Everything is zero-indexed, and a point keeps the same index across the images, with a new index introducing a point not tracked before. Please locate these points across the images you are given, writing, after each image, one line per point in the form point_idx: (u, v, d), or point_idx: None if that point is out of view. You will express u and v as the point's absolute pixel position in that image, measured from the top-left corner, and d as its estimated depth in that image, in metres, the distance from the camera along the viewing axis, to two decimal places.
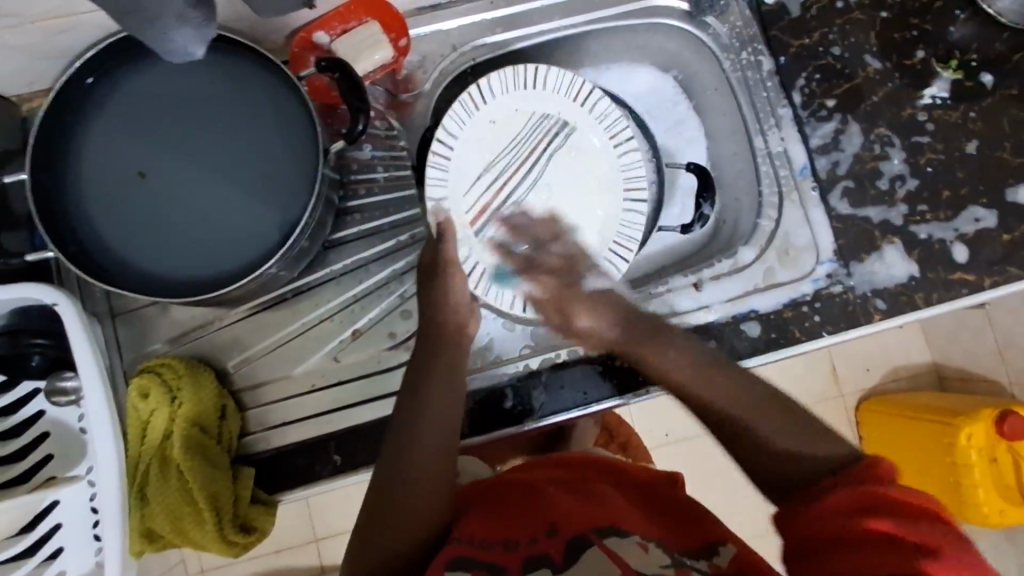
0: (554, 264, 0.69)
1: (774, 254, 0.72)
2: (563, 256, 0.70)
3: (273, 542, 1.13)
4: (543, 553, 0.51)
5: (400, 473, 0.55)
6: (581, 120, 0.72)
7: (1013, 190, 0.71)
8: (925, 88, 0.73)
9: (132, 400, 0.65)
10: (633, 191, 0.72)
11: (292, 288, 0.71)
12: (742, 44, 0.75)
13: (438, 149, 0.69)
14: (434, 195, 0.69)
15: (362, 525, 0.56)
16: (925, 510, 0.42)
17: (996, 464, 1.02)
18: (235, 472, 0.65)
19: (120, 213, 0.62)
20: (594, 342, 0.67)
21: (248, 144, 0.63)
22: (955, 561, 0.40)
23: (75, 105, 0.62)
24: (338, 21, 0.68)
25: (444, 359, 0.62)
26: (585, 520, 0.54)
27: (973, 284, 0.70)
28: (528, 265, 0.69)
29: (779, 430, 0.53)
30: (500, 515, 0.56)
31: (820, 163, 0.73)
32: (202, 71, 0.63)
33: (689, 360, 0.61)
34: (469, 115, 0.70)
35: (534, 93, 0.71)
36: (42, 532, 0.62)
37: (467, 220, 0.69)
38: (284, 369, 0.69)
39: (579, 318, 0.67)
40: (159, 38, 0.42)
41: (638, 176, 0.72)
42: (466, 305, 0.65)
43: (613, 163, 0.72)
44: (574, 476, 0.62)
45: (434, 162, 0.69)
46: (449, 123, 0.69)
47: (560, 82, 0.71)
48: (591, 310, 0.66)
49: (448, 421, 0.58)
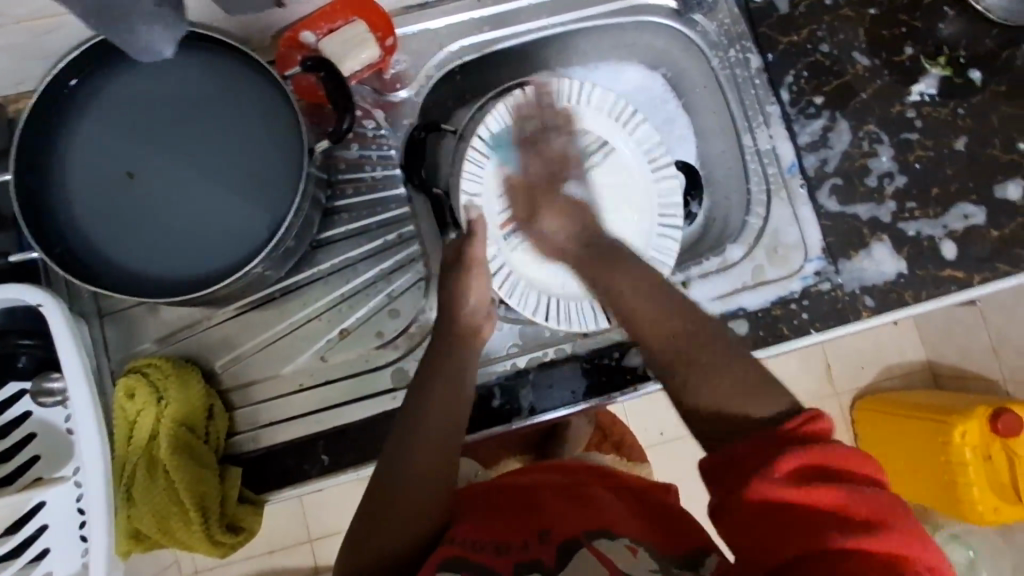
0: (546, 154, 0.68)
1: (763, 252, 0.72)
2: (558, 151, 0.68)
3: (267, 542, 1.13)
4: (534, 558, 0.51)
5: (392, 475, 0.55)
6: (623, 143, 0.70)
7: (1002, 186, 0.71)
8: (914, 85, 0.73)
9: (119, 400, 0.65)
10: (668, 217, 0.70)
11: (280, 287, 0.71)
12: (730, 41, 0.75)
13: (475, 149, 0.66)
14: (469, 190, 0.66)
15: (356, 526, 0.55)
16: (863, 478, 0.43)
17: (991, 461, 1.01)
18: (223, 472, 0.65)
19: (106, 212, 0.61)
20: (554, 247, 0.66)
21: (235, 143, 0.63)
22: (897, 534, 0.41)
23: (60, 106, 0.62)
24: (325, 20, 0.68)
25: (454, 360, 0.60)
26: (578, 525, 0.53)
27: (962, 281, 0.69)
28: (525, 140, 0.68)
29: (715, 388, 0.51)
30: (493, 519, 0.56)
31: (809, 160, 0.73)
32: (189, 70, 0.63)
33: (653, 296, 0.57)
34: (511, 120, 0.67)
35: (584, 110, 0.69)
36: (29, 533, 0.62)
37: (497, 221, 0.67)
38: (272, 368, 0.69)
39: (549, 224, 0.66)
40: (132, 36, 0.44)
41: (675, 204, 0.70)
42: (482, 308, 0.64)
43: (651, 185, 0.70)
44: (570, 481, 0.62)
45: (470, 161, 0.66)
46: (490, 124, 0.66)
47: (607, 100, 0.69)
48: (559, 214, 0.66)
49: (451, 423, 0.57)
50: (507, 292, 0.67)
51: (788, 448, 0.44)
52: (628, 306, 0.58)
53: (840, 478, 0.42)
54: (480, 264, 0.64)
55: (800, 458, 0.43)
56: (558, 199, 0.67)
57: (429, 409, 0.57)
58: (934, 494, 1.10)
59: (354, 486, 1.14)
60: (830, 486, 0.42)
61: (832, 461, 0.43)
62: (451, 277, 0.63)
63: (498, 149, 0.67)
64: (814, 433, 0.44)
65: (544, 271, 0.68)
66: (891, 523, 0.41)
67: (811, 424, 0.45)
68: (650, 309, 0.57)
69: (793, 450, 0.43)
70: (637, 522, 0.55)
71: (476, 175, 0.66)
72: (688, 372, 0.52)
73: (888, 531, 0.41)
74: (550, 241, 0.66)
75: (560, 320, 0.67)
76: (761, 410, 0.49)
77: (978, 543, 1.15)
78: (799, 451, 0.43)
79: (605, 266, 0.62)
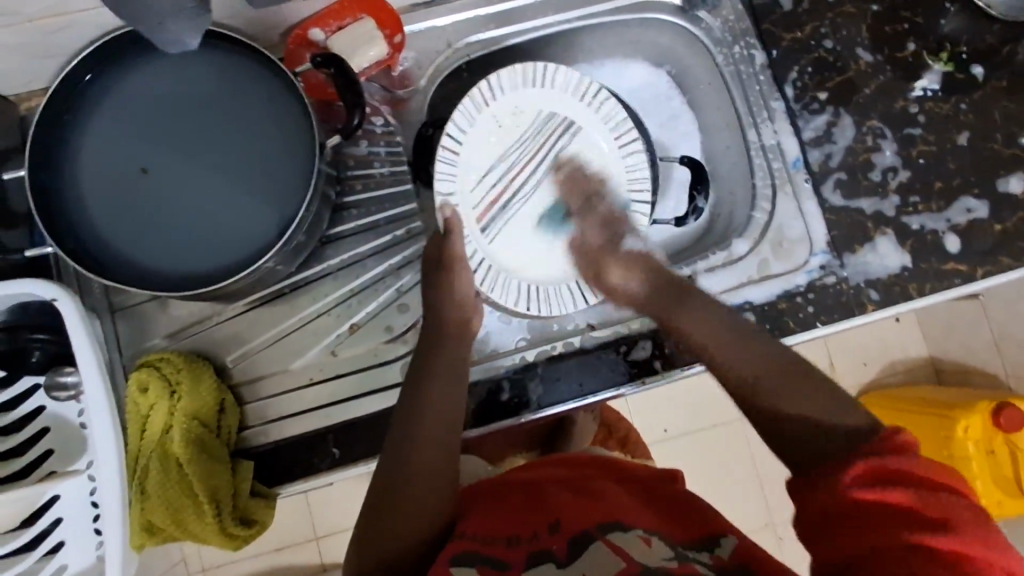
0: (601, 213, 0.72)
1: (768, 246, 0.73)
2: (608, 215, 0.72)
3: (274, 540, 1.13)
4: (545, 548, 0.51)
5: (398, 473, 0.55)
6: (588, 120, 0.73)
7: (1004, 180, 0.72)
8: (916, 80, 0.74)
9: (131, 395, 0.65)
10: (636, 193, 0.73)
11: (290, 283, 0.71)
12: (734, 38, 0.76)
13: (448, 146, 0.70)
14: (443, 189, 0.70)
15: (362, 524, 0.56)
16: (941, 483, 0.43)
17: (994, 456, 1.02)
18: (234, 465, 0.66)
19: (119, 209, 0.62)
20: (626, 299, 0.69)
21: (246, 138, 0.63)
22: (969, 535, 0.41)
23: (73, 102, 0.62)
24: (333, 18, 0.68)
25: (446, 355, 0.62)
26: (587, 516, 0.54)
27: (966, 274, 0.70)
28: (580, 205, 0.73)
29: (791, 399, 0.53)
30: (503, 515, 0.56)
31: (813, 155, 0.74)
32: (200, 66, 0.64)
33: (721, 335, 0.59)
34: (476, 113, 0.71)
35: (545, 93, 0.72)
36: (42, 527, 0.63)
37: (474, 216, 0.71)
38: (282, 363, 0.70)
39: (613, 275, 0.69)
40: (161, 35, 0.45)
41: (644, 180, 0.73)
42: (470, 300, 0.67)
43: (619, 163, 0.73)
44: (576, 475, 0.63)
45: (443, 158, 0.70)
46: (458, 119, 0.70)
47: (568, 79, 0.72)
48: (622, 265, 0.69)
49: (447, 419, 0.59)
50: (490, 286, 0.71)
51: (859, 457, 0.45)
52: (695, 344, 0.61)
53: (910, 480, 0.43)
54: (462, 259, 0.67)
55: (873, 464, 0.44)
56: (621, 256, 0.70)
57: (426, 406, 0.58)
58: None
59: (361, 483, 1.14)
60: (902, 489, 0.42)
61: (900, 466, 0.43)
62: (443, 269, 0.66)
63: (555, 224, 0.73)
64: (895, 443, 0.45)
65: (521, 260, 0.72)
66: (961, 526, 0.41)
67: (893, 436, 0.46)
68: (710, 334, 0.60)
69: (863, 458, 0.45)
70: (646, 511, 0.56)
71: (453, 170, 0.71)
72: (783, 392, 0.53)
73: (958, 531, 0.41)
74: (622, 294, 0.69)
75: (540, 306, 0.70)
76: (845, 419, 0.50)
77: None
78: (871, 457, 0.44)
79: (672, 307, 0.64)
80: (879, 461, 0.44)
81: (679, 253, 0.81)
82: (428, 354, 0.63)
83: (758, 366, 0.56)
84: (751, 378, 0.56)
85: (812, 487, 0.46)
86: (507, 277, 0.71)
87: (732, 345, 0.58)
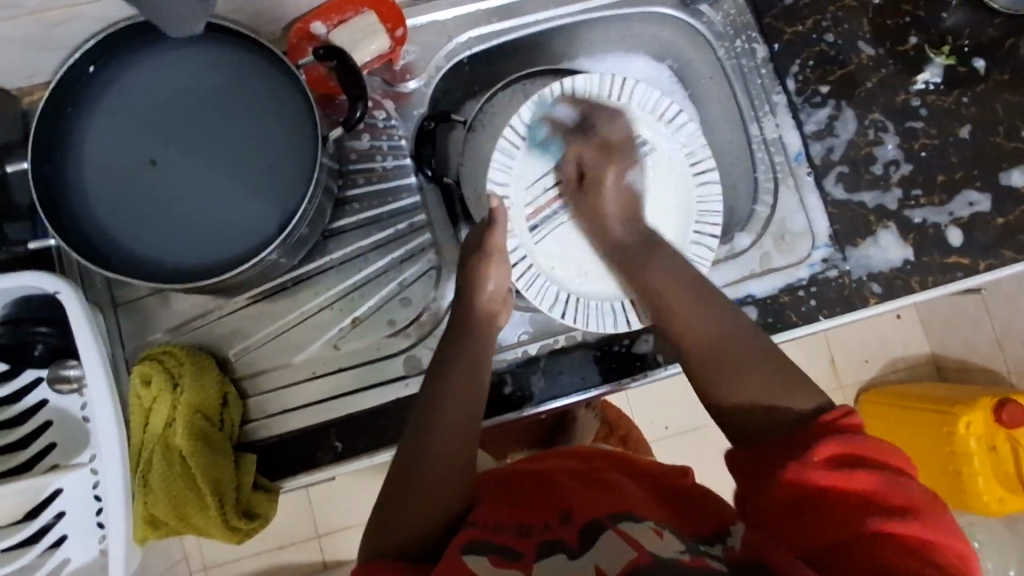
0: (602, 137, 0.69)
1: (770, 239, 0.73)
2: (622, 134, 0.69)
3: (278, 537, 1.13)
4: (559, 537, 0.51)
5: (414, 460, 0.56)
6: (662, 138, 0.71)
7: (1007, 173, 0.72)
8: (918, 74, 0.74)
9: (135, 388, 0.65)
10: (707, 224, 0.69)
11: (293, 277, 0.71)
12: (735, 32, 0.76)
13: (510, 137, 0.68)
14: (498, 180, 0.68)
15: (376, 519, 0.56)
16: (894, 468, 0.46)
17: (996, 452, 1.01)
18: (238, 459, 0.66)
19: (123, 202, 0.62)
20: (603, 240, 0.68)
21: (252, 131, 0.63)
22: (930, 521, 0.43)
23: (76, 96, 0.62)
24: (335, 11, 0.69)
25: (474, 346, 0.62)
26: (600, 507, 0.54)
27: (968, 267, 0.70)
28: (571, 133, 0.69)
29: (765, 391, 0.53)
30: (512, 505, 0.56)
31: (815, 148, 0.74)
32: (204, 59, 0.64)
33: (695, 301, 0.60)
34: (547, 111, 0.69)
35: (616, 103, 0.70)
36: (46, 521, 0.63)
37: (524, 214, 0.70)
38: (284, 357, 0.70)
39: (608, 180, 0.68)
40: (175, 25, 0.46)
41: (714, 210, 0.69)
42: (500, 295, 0.66)
43: (690, 185, 0.70)
44: (588, 468, 0.63)
45: (500, 149, 0.68)
46: (524, 113, 0.68)
47: (647, 97, 0.70)
48: (619, 197, 0.68)
49: (468, 409, 0.59)
50: (525, 284, 0.68)
51: (822, 441, 0.47)
52: (657, 294, 0.62)
53: (869, 468, 0.45)
54: (499, 252, 0.65)
55: (834, 448, 0.46)
56: (619, 184, 0.69)
57: (443, 398, 0.59)
58: (941, 486, 1.09)
59: (363, 480, 1.15)
60: (860, 473, 0.45)
61: (860, 451, 0.46)
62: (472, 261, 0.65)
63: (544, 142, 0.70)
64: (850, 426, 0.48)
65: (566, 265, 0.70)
66: (922, 513, 0.43)
67: (846, 418, 0.49)
68: (674, 291, 0.61)
69: (825, 442, 0.47)
70: (659, 507, 0.55)
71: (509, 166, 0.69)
72: (724, 372, 0.55)
73: (919, 518, 0.43)
74: (604, 229, 0.68)
75: (584, 321, 0.67)
76: (798, 402, 0.52)
77: (984, 535, 1.15)
78: (832, 441, 0.47)
79: (630, 262, 0.65)
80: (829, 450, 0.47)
81: None
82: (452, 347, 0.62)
83: (707, 345, 0.57)
84: (730, 355, 0.56)
85: (769, 480, 0.47)
86: (547, 280, 0.69)
87: (702, 306, 0.59)
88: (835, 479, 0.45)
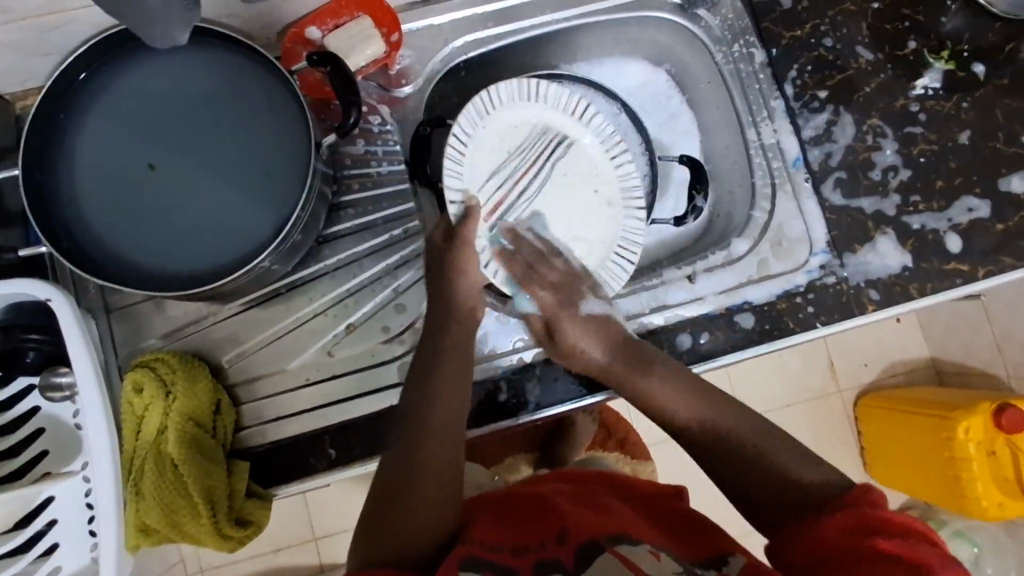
0: (550, 279, 0.67)
1: (768, 246, 0.72)
2: (561, 270, 0.67)
3: (273, 540, 1.13)
4: (554, 558, 0.51)
5: (404, 472, 0.55)
6: (581, 135, 0.71)
7: (1005, 179, 0.71)
8: (917, 79, 0.73)
9: (127, 395, 0.64)
10: (632, 201, 0.71)
11: (287, 282, 0.71)
12: (733, 36, 0.75)
13: (455, 143, 0.67)
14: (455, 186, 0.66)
15: (369, 526, 0.55)
16: (915, 532, 0.47)
17: (995, 457, 1.01)
18: (230, 467, 0.66)
19: (114, 208, 0.62)
20: (587, 367, 0.65)
21: (245, 137, 0.63)
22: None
23: (68, 101, 0.62)
24: (330, 16, 0.68)
25: (453, 354, 0.61)
26: (595, 527, 0.54)
27: (967, 274, 0.70)
28: (527, 272, 0.66)
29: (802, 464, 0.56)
30: (510, 525, 0.56)
31: (813, 154, 0.73)
32: (198, 64, 0.63)
33: (689, 397, 0.62)
34: (481, 118, 0.68)
35: (539, 105, 0.70)
36: (37, 528, 0.62)
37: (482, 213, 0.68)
38: (278, 363, 0.69)
39: (568, 323, 0.65)
40: (157, 33, 0.46)
41: (636, 186, 0.71)
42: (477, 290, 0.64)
43: (612, 176, 0.71)
44: (581, 488, 0.62)
45: (450, 157, 0.66)
46: (464, 121, 0.67)
47: (561, 97, 0.70)
48: (584, 332, 0.65)
49: (452, 422, 0.58)
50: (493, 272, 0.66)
51: (843, 509, 0.50)
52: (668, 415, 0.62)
53: (888, 529, 0.47)
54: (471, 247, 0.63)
55: (855, 515, 0.49)
56: (582, 317, 0.65)
57: (435, 403, 0.58)
58: (939, 490, 1.09)
59: (358, 486, 1.14)
60: (884, 535, 0.47)
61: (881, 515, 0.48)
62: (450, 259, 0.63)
63: (517, 294, 0.66)
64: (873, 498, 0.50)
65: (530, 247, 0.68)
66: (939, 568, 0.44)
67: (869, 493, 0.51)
68: (676, 399, 0.61)
69: (849, 510, 0.50)
70: (651, 528, 0.55)
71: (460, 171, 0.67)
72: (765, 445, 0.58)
73: (933, 573, 0.44)
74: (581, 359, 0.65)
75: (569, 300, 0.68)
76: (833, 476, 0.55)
77: (983, 539, 1.14)
78: (853, 510, 0.49)
79: (625, 383, 0.63)
80: (854, 513, 0.49)
81: (678, 252, 0.81)
82: (435, 346, 0.61)
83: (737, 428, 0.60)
84: (711, 434, 0.60)
85: (794, 538, 0.51)
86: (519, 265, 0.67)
87: (703, 401, 0.61)
88: (860, 542, 0.47)
